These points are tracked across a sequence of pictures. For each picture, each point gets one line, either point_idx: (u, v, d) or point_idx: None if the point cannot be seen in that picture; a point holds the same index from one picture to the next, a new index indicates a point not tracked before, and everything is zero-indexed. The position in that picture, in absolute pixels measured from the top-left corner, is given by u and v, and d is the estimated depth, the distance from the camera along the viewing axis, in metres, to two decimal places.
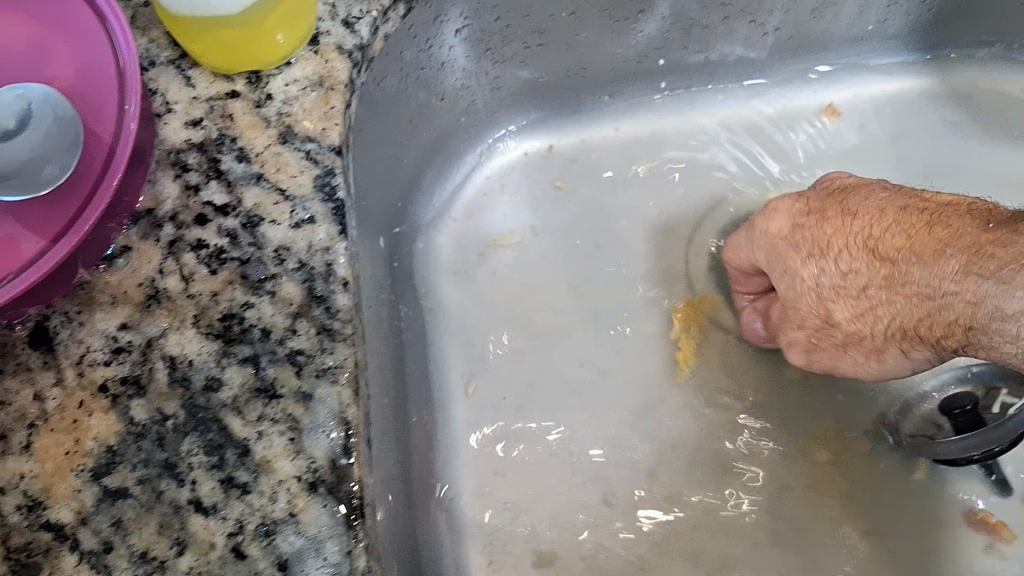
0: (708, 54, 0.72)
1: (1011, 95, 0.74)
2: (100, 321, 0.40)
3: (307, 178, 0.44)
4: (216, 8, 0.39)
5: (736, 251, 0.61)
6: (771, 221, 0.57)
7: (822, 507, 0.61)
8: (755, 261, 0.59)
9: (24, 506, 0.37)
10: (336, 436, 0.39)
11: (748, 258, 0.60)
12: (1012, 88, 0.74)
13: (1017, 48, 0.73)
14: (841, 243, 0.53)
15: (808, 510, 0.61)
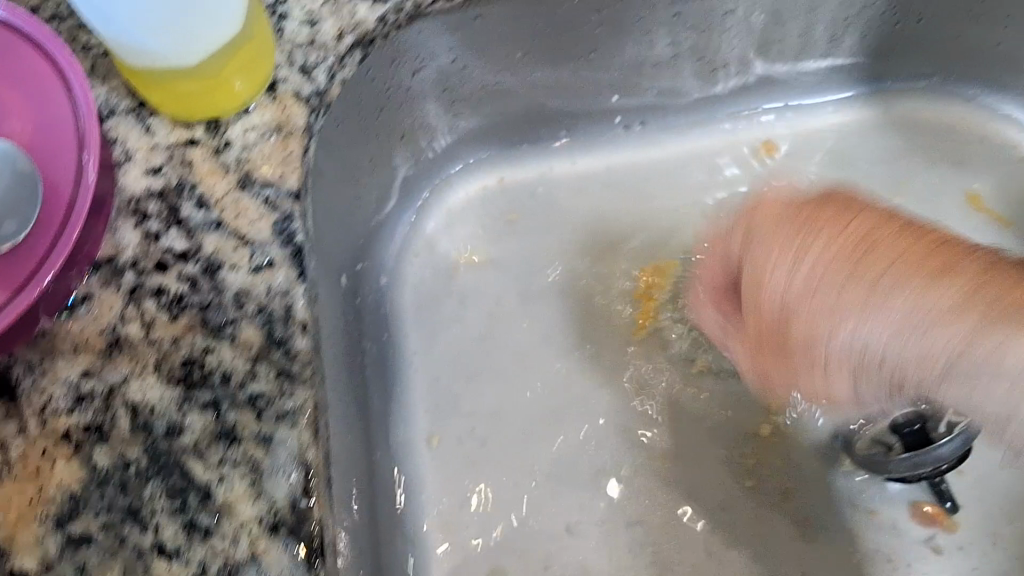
0: (666, 87, 0.65)
1: (954, 124, 0.67)
2: (62, 371, 0.43)
3: (266, 223, 0.46)
4: (172, 60, 0.43)
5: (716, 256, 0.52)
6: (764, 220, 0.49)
7: (769, 496, 0.59)
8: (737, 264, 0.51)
9: None
10: (296, 478, 0.41)
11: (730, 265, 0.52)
12: (961, 120, 0.67)
13: (967, 81, 0.66)
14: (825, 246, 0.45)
15: (790, 484, 0.59)
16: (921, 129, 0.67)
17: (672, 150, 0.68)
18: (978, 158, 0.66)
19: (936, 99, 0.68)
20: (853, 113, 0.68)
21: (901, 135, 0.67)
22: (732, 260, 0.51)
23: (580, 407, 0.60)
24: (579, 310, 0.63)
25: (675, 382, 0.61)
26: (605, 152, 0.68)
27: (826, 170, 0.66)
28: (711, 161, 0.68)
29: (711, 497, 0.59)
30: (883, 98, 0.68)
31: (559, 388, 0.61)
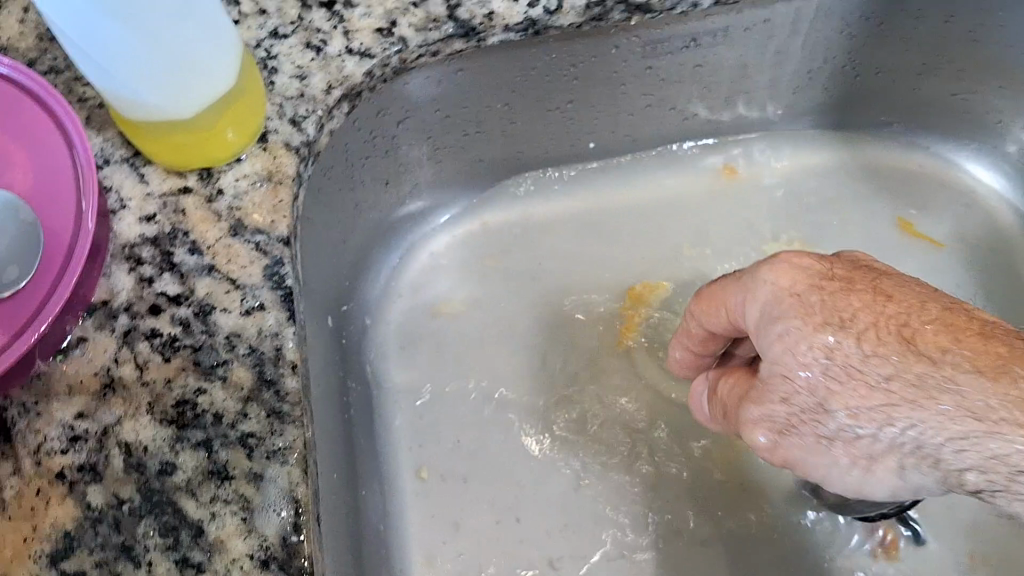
0: (640, 134, 0.68)
1: (913, 169, 0.71)
2: (57, 412, 0.44)
3: (257, 268, 0.47)
4: (165, 113, 0.45)
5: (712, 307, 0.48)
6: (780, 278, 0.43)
7: (742, 526, 0.61)
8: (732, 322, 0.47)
9: None
10: (286, 515, 0.42)
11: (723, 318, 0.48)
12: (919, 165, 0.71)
13: (923, 129, 0.70)
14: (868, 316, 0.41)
15: (764, 516, 0.61)
16: (883, 175, 0.71)
17: (646, 194, 0.71)
18: (935, 201, 0.70)
19: (896, 144, 0.71)
20: (819, 157, 0.71)
21: (864, 180, 0.71)
22: (825, 300, 0.42)
23: (558, 444, 0.63)
24: (558, 350, 0.65)
25: (652, 419, 0.63)
26: (581, 195, 0.71)
27: (792, 214, 0.70)
28: (684, 204, 0.70)
29: (686, 530, 0.61)
30: (847, 144, 0.71)
31: (539, 425, 0.63)
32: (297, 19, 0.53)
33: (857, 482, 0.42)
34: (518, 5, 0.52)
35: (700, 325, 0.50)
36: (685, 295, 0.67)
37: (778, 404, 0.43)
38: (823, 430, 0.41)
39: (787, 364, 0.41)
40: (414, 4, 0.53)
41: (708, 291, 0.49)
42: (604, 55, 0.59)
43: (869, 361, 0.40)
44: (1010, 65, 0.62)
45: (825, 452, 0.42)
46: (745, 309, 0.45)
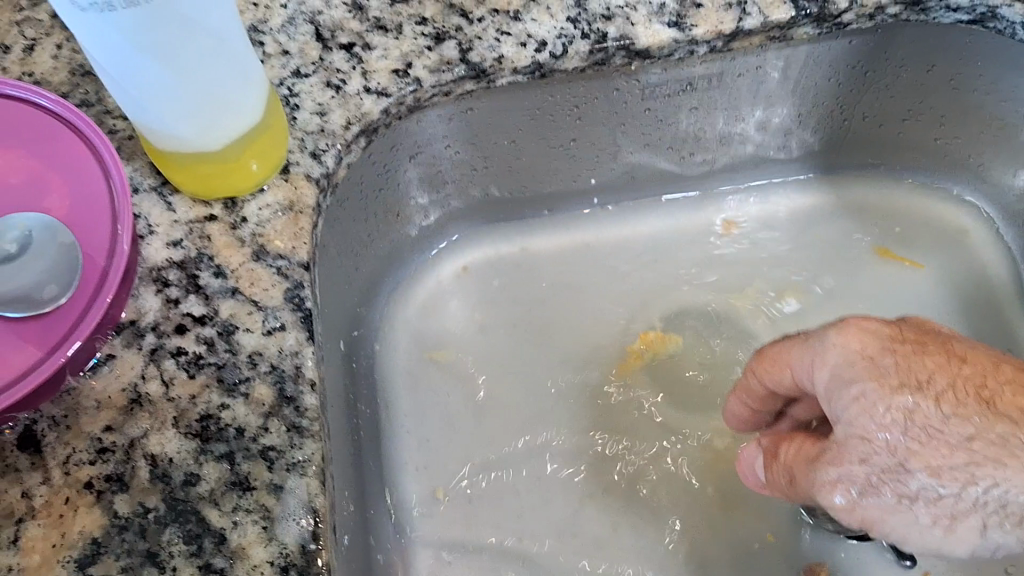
0: (636, 172, 0.72)
1: (897, 207, 0.74)
2: (86, 426, 0.46)
3: (278, 291, 0.50)
4: (197, 145, 0.47)
5: (781, 363, 0.51)
6: (850, 338, 0.48)
7: (735, 546, 0.63)
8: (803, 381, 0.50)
9: None
10: (305, 523, 0.44)
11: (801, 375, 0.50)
12: (901, 203, 0.74)
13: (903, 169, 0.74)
14: (941, 382, 0.46)
15: (757, 537, 0.64)
16: (869, 212, 0.74)
17: (642, 228, 0.74)
18: (920, 238, 0.73)
19: (881, 184, 0.75)
20: (807, 196, 0.75)
21: (849, 217, 0.74)
22: (898, 363, 0.46)
23: (558, 467, 0.65)
24: (558, 376, 0.68)
25: (648, 444, 0.66)
26: (580, 229, 0.74)
27: (781, 249, 0.73)
28: (678, 238, 0.74)
29: (681, 551, 0.63)
30: (834, 182, 0.75)
31: (539, 449, 0.66)
32: (319, 60, 0.56)
33: (936, 542, 0.45)
34: (526, 50, 0.56)
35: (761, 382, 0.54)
36: (680, 325, 0.70)
37: (855, 465, 0.45)
38: (902, 489, 0.44)
39: (866, 425, 0.45)
40: (429, 48, 0.57)
41: (772, 351, 0.52)
42: (605, 95, 0.63)
43: (949, 422, 0.44)
44: (984, 111, 0.66)
45: (907, 511, 0.44)
46: (807, 373, 0.49)
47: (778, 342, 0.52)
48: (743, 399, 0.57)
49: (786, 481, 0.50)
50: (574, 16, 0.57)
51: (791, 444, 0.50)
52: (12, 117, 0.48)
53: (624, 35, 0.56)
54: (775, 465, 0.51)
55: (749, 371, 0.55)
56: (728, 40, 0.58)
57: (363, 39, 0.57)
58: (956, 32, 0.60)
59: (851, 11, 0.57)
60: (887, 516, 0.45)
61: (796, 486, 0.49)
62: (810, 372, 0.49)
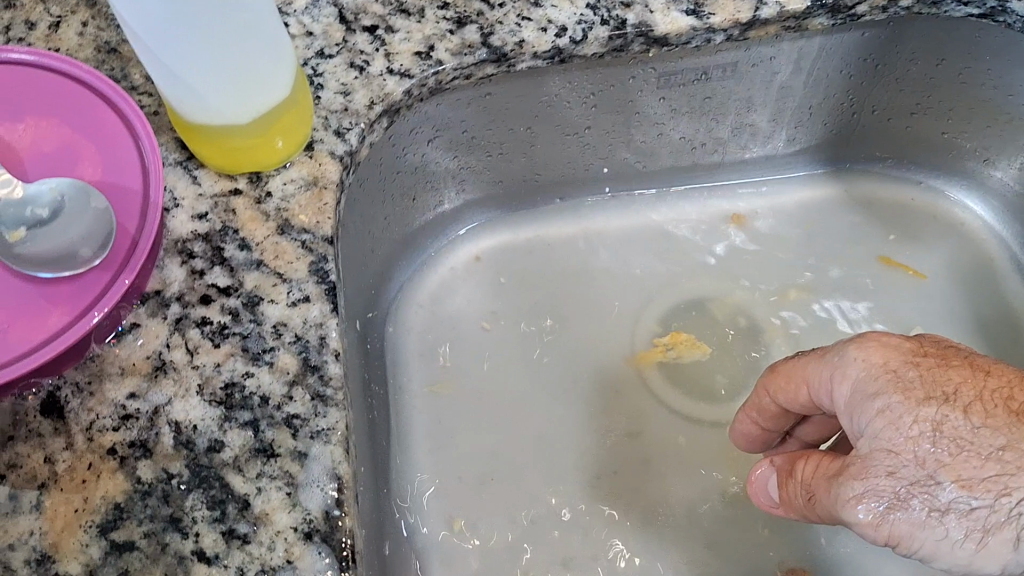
0: (648, 163, 0.73)
1: (904, 202, 0.75)
2: (110, 392, 0.46)
3: (303, 264, 0.50)
4: (227, 117, 0.48)
5: (798, 376, 0.49)
6: (869, 352, 0.45)
7: (749, 534, 0.63)
8: (820, 397, 0.47)
9: (34, 559, 0.42)
10: (329, 490, 0.44)
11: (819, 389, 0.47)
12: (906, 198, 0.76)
13: (909, 165, 0.75)
14: (967, 393, 0.43)
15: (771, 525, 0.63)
16: (874, 208, 0.75)
17: (654, 219, 0.75)
18: (927, 234, 0.74)
19: (887, 179, 0.76)
20: (815, 190, 0.76)
21: (856, 211, 0.75)
22: (923, 376, 0.44)
23: (571, 453, 0.65)
24: (571, 363, 0.68)
25: (661, 431, 0.66)
26: (593, 220, 0.75)
27: (790, 240, 0.74)
28: (688, 228, 0.74)
29: (693, 538, 0.62)
30: (842, 178, 0.76)
31: (551, 434, 0.66)
32: (342, 41, 0.57)
33: (967, 558, 0.41)
34: (546, 35, 0.57)
35: (772, 400, 0.52)
36: (691, 315, 0.71)
37: (883, 478, 0.42)
38: (931, 502, 0.41)
39: (893, 438, 0.42)
40: (451, 31, 0.57)
41: (785, 367, 0.50)
42: (620, 84, 0.64)
43: (980, 432, 0.42)
44: (991, 105, 0.67)
45: (937, 525, 0.41)
46: (825, 390, 0.47)
47: (792, 358, 0.50)
48: (751, 416, 0.55)
49: (801, 499, 0.46)
50: (594, 3, 0.58)
51: (809, 460, 0.46)
52: (48, 91, 0.50)
53: (642, 22, 0.57)
54: (790, 484, 0.47)
55: (760, 388, 0.52)
56: (744, 29, 0.59)
57: (386, 22, 0.58)
58: (964, 27, 0.61)
59: (864, 3, 0.58)
60: (914, 530, 0.41)
61: (815, 504, 0.45)
62: (829, 388, 0.46)
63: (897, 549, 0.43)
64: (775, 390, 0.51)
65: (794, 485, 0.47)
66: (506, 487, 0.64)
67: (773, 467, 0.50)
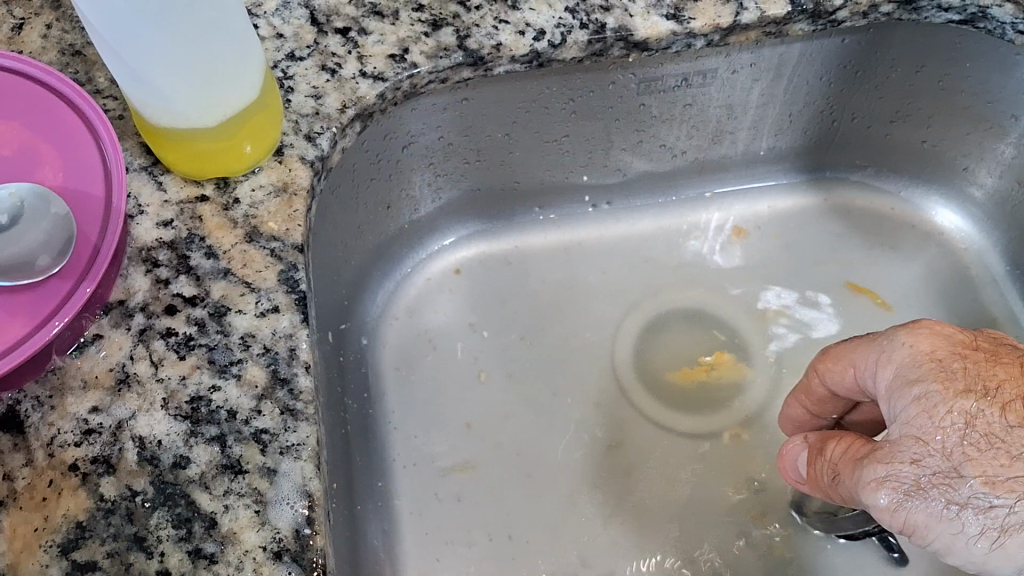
0: (626, 170, 0.72)
1: (881, 212, 0.75)
2: (71, 407, 0.45)
3: (272, 272, 0.49)
4: (193, 121, 0.46)
5: (846, 362, 0.46)
6: (919, 340, 0.43)
7: (728, 544, 0.62)
8: (865, 383, 0.45)
9: None
10: (299, 507, 0.43)
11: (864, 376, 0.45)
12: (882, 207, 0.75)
13: (886, 172, 0.75)
14: (1011, 391, 0.41)
15: (749, 535, 0.62)
16: (853, 216, 0.75)
17: (633, 227, 0.74)
18: (906, 242, 0.74)
19: (866, 188, 0.76)
20: (793, 198, 0.75)
21: (834, 219, 0.75)
22: (968, 368, 0.42)
23: (548, 462, 0.64)
24: (548, 371, 0.68)
25: (639, 440, 0.65)
26: (572, 227, 0.74)
27: (768, 249, 0.73)
28: (666, 237, 0.74)
29: (672, 548, 0.62)
30: (822, 186, 0.76)
31: (528, 443, 0.65)
32: (314, 43, 0.56)
33: (979, 557, 0.40)
34: (524, 38, 0.56)
35: (821, 384, 0.49)
36: (670, 322, 0.70)
37: (908, 466, 0.40)
38: (953, 496, 0.39)
39: (923, 426, 0.40)
40: (426, 34, 0.56)
41: (837, 349, 0.48)
42: (600, 90, 0.63)
43: (1012, 432, 0.40)
44: (970, 113, 0.67)
45: (953, 519, 0.39)
46: (871, 374, 0.45)
47: (848, 340, 0.47)
48: (799, 399, 0.52)
49: (828, 475, 0.45)
50: (573, 7, 0.57)
51: (841, 441, 0.45)
52: (10, 91, 0.48)
53: (622, 26, 0.56)
54: (818, 460, 0.46)
55: (812, 369, 0.49)
56: (725, 34, 0.58)
57: (359, 24, 0.56)
58: (945, 33, 0.61)
59: (845, 8, 0.57)
60: (932, 521, 0.40)
61: (839, 482, 0.43)
62: (874, 372, 0.44)
63: (909, 539, 0.42)
64: (824, 371, 0.48)
65: (824, 462, 0.45)
66: (484, 499, 0.63)
67: (804, 445, 0.48)
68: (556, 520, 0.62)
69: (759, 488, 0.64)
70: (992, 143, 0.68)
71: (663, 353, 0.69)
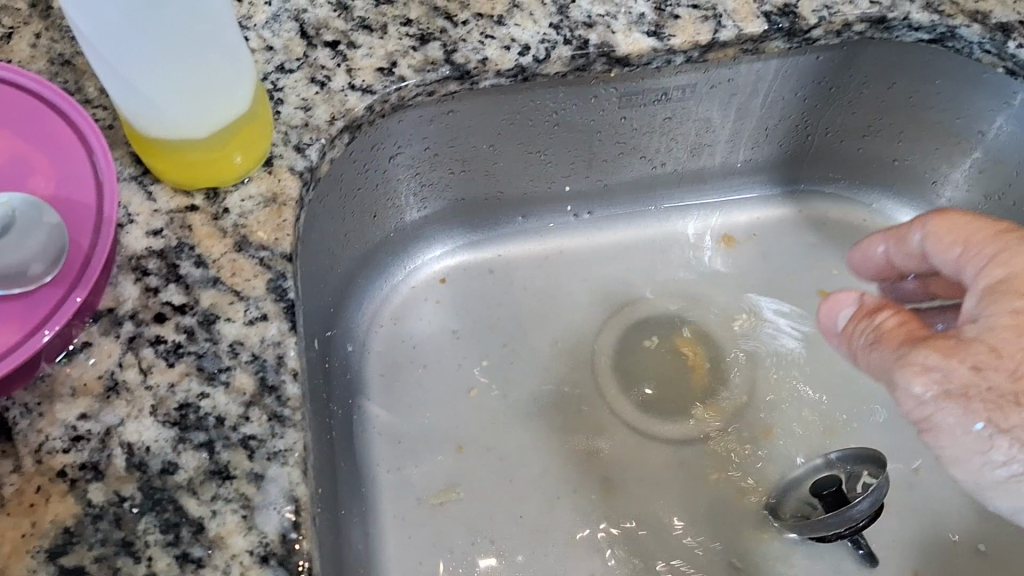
0: (608, 182, 0.73)
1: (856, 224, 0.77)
2: (60, 413, 0.45)
3: (261, 281, 0.50)
4: (185, 131, 0.47)
5: (966, 233, 0.49)
6: None
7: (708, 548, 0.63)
8: (971, 266, 0.49)
9: None
10: (286, 512, 0.44)
11: (975, 260, 0.48)
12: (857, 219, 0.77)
13: (861, 186, 0.76)
14: None
15: (730, 540, 0.63)
16: (829, 227, 0.77)
17: (614, 236, 0.75)
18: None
19: (842, 201, 0.77)
20: (770, 210, 0.77)
21: (811, 231, 0.77)
22: None
23: (531, 468, 0.65)
24: (532, 379, 0.69)
25: (620, 447, 0.67)
26: (554, 237, 0.75)
27: (747, 259, 0.75)
28: (647, 247, 0.75)
29: (654, 552, 0.63)
30: (798, 198, 0.77)
31: (511, 451, 0.66)
32: (303, 56, 0.57)
33: (978, 469, 0.45)
34: (509, 53, 0.57)
35: (919, 240, 0.52)
36: (651, 330, 0.71)
37: (966, 367, 0.43)
38: (997, 421, 0.43)
39: (1007, 344, 0.43)
40: (414, 48, 0.57)
41: (957, 219, 0.50)
42: (583, 103, 0.64)
43: None
44: (941, 128, 0.69)
45: (984, 439, 0.43)
46: (972, 265, 0.48)
47: (977, 220, 0.50)
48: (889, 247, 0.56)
49: (859, 341, 0.50)
50: (557, 23, 0.58)
51: (894, 315, 0.48)
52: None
53: (604, 43, 0.58)
54: (863, 322, 0.50)
55: (921, 219, 0.52)
56: (703, 51, 0.59)
57: (348, 37, 0.58)
58: (917, 51, 0.63)
59: (819, 27, 0.59)
60: (960, 431, 0.44)
61: (870, 352, 0.48)
62: (980, 271, 0.48)
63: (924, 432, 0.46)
64: (933, 233, 0.51)
65: (862, 327, 0.50)
66: (467, 505, 0.64)
67: (846, 308, 0.52)
68: (537, 526, 0.63)
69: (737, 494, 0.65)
70: (963, 160, 0.70)
71: (644, 362, 0.70)
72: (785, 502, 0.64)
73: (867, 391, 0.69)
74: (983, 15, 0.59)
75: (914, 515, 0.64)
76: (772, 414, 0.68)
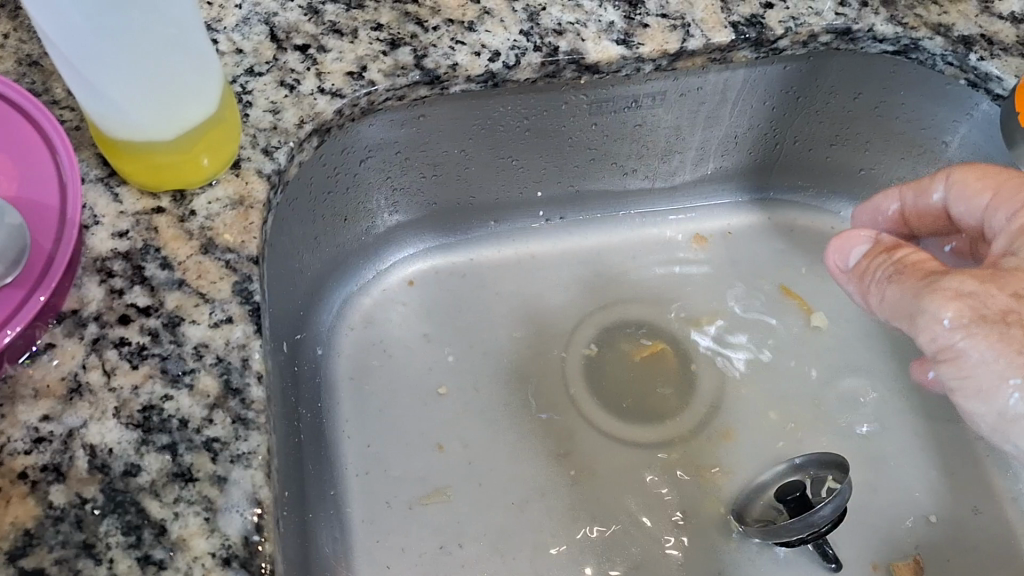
0: (580, 187, 0.74)
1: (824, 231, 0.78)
2: (22, 415, 0.45)
3: (227, 284, 0.50)
4: (150, 133, 0.47)
5: (987, 182, 0.55)
6: None
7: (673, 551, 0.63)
8: (993, 213, 0.54)
9: None
10: (248, 514, 0.44)
11: (999, 207, 0.54)
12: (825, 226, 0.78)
13: (829, 193, 0.77)
14: None
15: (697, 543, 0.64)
16: (797, 234, 0.78)
17: (586, 241, 0.76)
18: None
19: (810, 208, 0.78)
20: (739, 217, 0.78)
21: (780, 237, 0.77)
22: None
23: (499, 471, 0.65)
24: (501, 383, 0.69)
25: (588, 450, 0.67)
26: (525, 241, 0.76)
27: (716, 264, 0.76)
28: (618, 252, 0.76)
29: (621, 554, 0.63)
30: (766, 206, 0.78)
31: (480, 454, 0.66)
32: (273, 59, 0.57)
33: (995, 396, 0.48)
34: (480, 59, 0.58)
35: (944, 192, 0.57)
36: (620, 334, 0.72)
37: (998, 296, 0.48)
38: None
39: None
40: (384, 53, 0.58)
41: (983, 170, 0.55)
42: (555, 109, 0.65)
43: None
44: (905, 138, 0.70)
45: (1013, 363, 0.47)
46: (1000, 211, 0.53)
47: (1002, 172, 0.55)
48: (902, 201, 0.60)
49: (884, 271, 0.54)
50: (528, 30, 0.59)
51: (915, 252, 0.53)
52: None
53: (575, 50, 0.58)
54: (882, 256, 0.55)
55: (946, 173, 0.57)
56: (672, 59, 0.60)
57: (318, 41, 0.58)
58: (880, 63, 0.64)
59: (785, 38, 0.60)
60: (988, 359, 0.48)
61: (891, 283, 0.52)
62: (1010, 215, 0.53)
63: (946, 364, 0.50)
64: (961, 181, 0.56)
65: (885, 259, 0.54)
66: (435, 508, 0.64)
67: (864, 246, 0.57)
68: (504, 528, 0.63)
69: (703, 497, 0.65)
70: (926, 170, 0.71)
71: (612, 366, 0.71)
72: (750, 507, 0.64)
73: (832, 395, 0.70)
74: (945, 28, 0.60)
75: (878, 517, 0.65)
76: (738, 417, 0.69)
